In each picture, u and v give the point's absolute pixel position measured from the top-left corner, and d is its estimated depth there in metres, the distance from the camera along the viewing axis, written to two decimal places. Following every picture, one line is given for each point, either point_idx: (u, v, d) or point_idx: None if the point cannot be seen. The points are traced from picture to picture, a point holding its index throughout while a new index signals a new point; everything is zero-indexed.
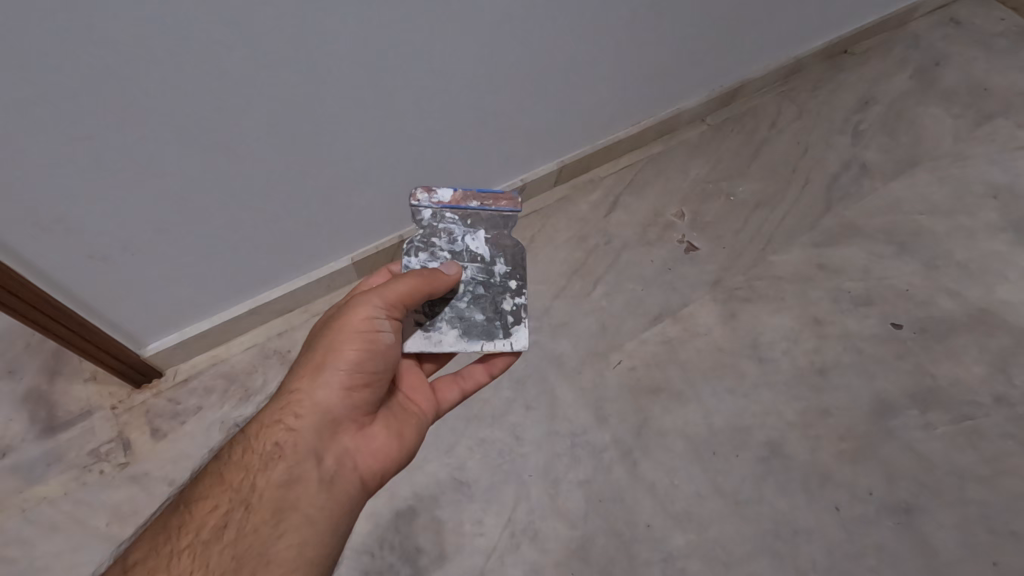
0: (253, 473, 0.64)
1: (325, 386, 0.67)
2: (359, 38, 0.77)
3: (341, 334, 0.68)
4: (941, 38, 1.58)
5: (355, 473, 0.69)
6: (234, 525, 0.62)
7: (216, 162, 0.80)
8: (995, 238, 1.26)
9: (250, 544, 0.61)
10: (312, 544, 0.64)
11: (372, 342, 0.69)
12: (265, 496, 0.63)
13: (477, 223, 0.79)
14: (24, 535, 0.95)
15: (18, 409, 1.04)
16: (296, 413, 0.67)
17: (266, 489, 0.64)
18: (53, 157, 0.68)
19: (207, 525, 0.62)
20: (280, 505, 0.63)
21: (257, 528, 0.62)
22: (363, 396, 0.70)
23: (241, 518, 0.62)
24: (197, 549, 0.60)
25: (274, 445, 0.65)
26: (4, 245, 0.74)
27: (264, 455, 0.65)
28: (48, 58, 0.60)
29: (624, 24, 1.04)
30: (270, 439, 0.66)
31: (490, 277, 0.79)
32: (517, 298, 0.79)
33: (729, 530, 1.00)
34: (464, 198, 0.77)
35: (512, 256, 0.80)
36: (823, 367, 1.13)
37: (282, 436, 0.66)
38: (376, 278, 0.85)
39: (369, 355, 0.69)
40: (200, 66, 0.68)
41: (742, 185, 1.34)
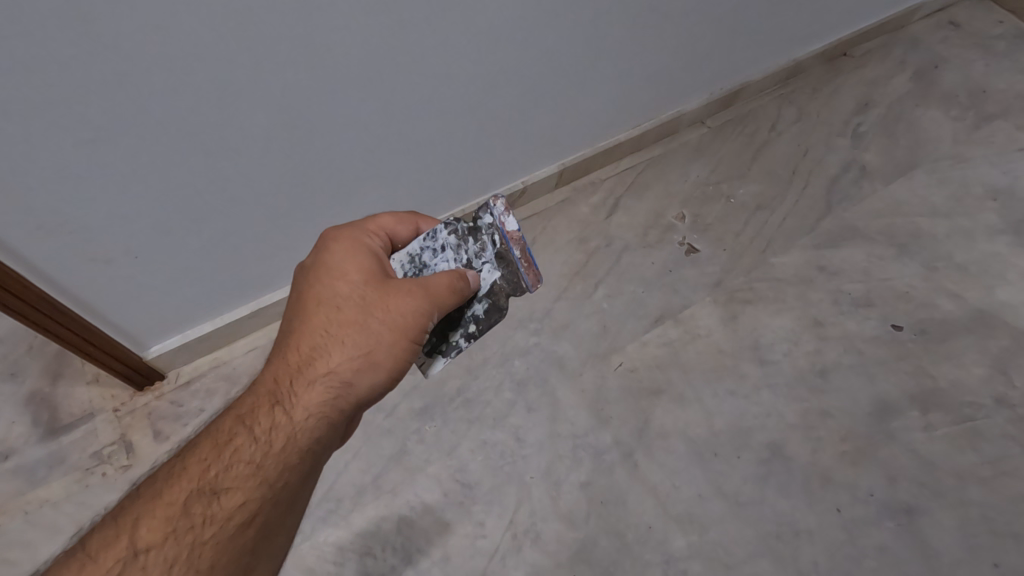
0: (288, 468, 0.60)
1: (375, 385, 0.64)
2: (362, 41, 0.77)
3: (402, 337, 0.64)
4: (940, 40, 1.58)
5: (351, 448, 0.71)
6: (263, 518, 0.59)
7: (219, 165, 0.80)
8: (994, 240, 1.26)
9: (273, 528, 0.60)
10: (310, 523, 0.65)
11: (422, 341, 0.66)
12: (292, 483, 0.61)
13: (503, 262, 0.71)
14: (26, 537, 0.95)
15: (21, 411, 1.04)
16: (340, 403, 0.63)
17: (297, 483, 0.61)
18: (59, 159, 0.68)
19: (234, 518, 0.58)
20: (304, 495, 0.62)
21: (281, 519, 0.61)
22: None
23: (270, 512, 0.60)
24: (223, 542, 0.57)
25: (312, 440, 0.61)
26: (7, 247, 0.74)
27: (300, 447, 0.61)
28: (55, 61, 0.60)
29: (624, 27, 1.04)
30: (307, 432, 0.61)
31: (463, 306, 0.71)
32: (462, 339, 0.71)
33: (730, 531, 1.00)
34: (517, 241, 0.69)
35: (496, 315, 0.70)
36: (823, 368, 1.14)
37: (326, 432, 0.62)
38: (395, 221, 0.74)
39: (415, 354, 0.66)
40: (204, 68, 0.68)
41: (743, 187, 1.35)
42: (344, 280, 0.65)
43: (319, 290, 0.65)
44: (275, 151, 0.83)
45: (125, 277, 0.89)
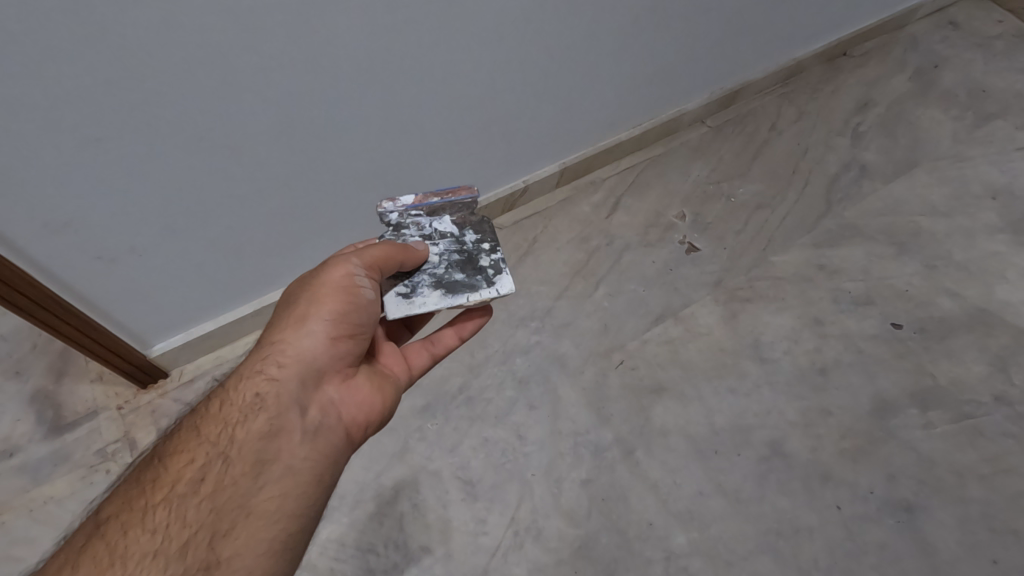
0: (231, 425, 0.62)
1: (308, 335, 0.65)
2: (365, 40, 0.78)
3: (323, 285, 0.66)
4: (939, 40, 1.59)
5: (341, 422, 0.67)
6: (213, 477, 0.60)
7: (223, 163, 0.81)
8: (994, 238, 1.27)
9: (228, 496, 0.59)
10: (297, 498, 0.61)
11: (355, 292, 0.67)
12: (244, 449, 0.61)
13: (441, 210, 0.79)
14: (30, 534, 0.95)
15: (25, 409, 1.05)
16: (279, 363, 0.64)
17: (245, 441, 0.61)
18: (64, 158, 0.69)
19: (183, 479, 0.60)
20: (260, 458, 0.61)
21: (236, 482, 0.59)
22: (348, 347, 0.68)
23: (218, 470, 0.60)
24: (173, 503, 0.58)
25: (253, 396, 0.63)
26: (13, 245, 0.75)
27: (243, 407, 0.63)
28: (61, 61, 0.61)
29: (625, 27, 1.05)
30: (248, 392, 0.64)
31: (462, 245, 0.78)
32: (493, 254, 0.77)
33: (731, 528, 1.01)
34: (425, 195, 0.78)
35: (479, 225, 0.80)
36: (823, 367, 1.14)
37: (263, 387, 0.63)
38: None
39: (353, 306, 0.67)
40: (208, 67, 0.69)
41: (743, 186, 1.35)
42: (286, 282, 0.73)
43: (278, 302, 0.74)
44: (278, 150, 0.84)
45: (129, 275, 0.89)
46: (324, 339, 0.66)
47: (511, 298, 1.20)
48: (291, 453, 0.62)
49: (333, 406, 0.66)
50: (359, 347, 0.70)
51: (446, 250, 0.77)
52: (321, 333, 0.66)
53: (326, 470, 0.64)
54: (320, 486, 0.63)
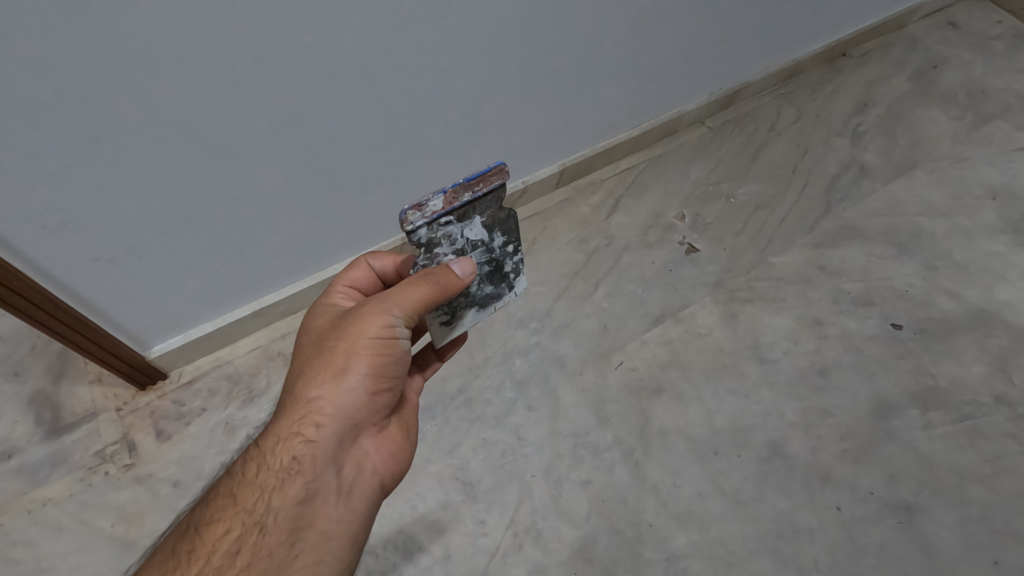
0: (269, 493, 0.63)
1: (346, 394, 0.65)
2: (364, 40, 0.78)
3: (359, 345, 0.65)
4: (938, 41, 1.59)
5: (375, 474, 0.69)
6: (250, 548, 0.62)
7: (222, 165, 0.81)
8: (994, 239, 1.27)
9: (267, 566, 0.61)
10: (332, 559, 0.63)
11: (390, 349, 0.66)
12: (280, 516, 0.63)
13: (472, 212, 0.64)
14: (29, 536, 0.95)
15: (24, 411, 1.05)
16: (316, 424, 0.64)
17: (283, 508, 0.63)
18: (61, 158, 0.69)
19: (220, 550, 0.62)
20: (297, 523, 0.63)
21: (273, 551, 0.61)
22: (382, 399, 0.68)
23: (256, 541, 0.62)
24: (211, 575, 0.60)
25: (291, 461, 0.63)
26: (12, 246, 0.75)
27: (279, 473, 0.64)
28: (58, 59, 0.61)
29: (625, 29, 1.05)
30: (285, 455, 0.64)
31: (492, 252, 0.69)
32: (518, 256, 0.72)
33: (731, 530, 1.00)
34: (455, 195, 0.61)
35: (508, 223, 0.68)
36: (823, 367, 1.14)
37: (301, 450, 0.63)
38: (354, 274, 0.79)
39: (388, 362, 0.66)
40: (207, 67, 0.69)
41: (742, 187, 1.35)
42: (308, 330, 0.71)
43: (297, 344, 0.71)
44: (278, 150, 0.84)
45: (127, 276, 0.89)
46: (360, 397, 0.66)
47: (510, 299, 1.20)
48: (328, 515, 0.64)
49: (366, 460, 0.68)
50: (391, 398, 0.70)
51: (474, 263, 0.69)
52: (357, 391, 0.65)
53: (360, 527, 0.66)
54: (354, 543, 0.65)
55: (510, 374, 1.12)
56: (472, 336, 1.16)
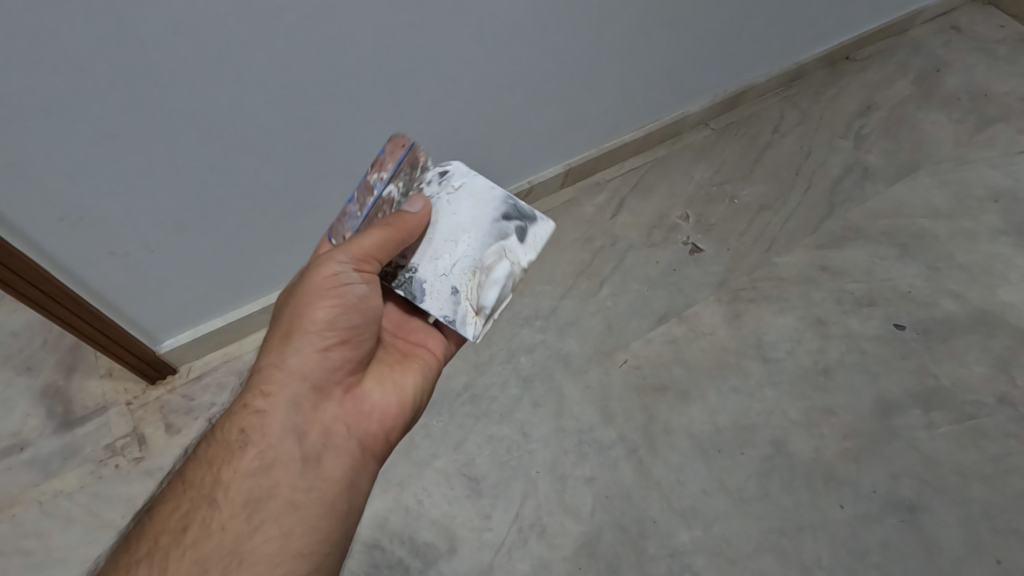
0: (218, 467, 0.59)
1: (296, 353, 0.62)
2: (375, 39, 0.79)
3: (306, 297, 0.64)
4: (941, 45, 1.60)
5: (346, 442, 0.64)
6: (197, 524, 0.57)
7: (236, 161, 0.82)
8: (996, 241, 1.27)
9: (218, 541, 0.56)
10: (299, 532, 0.58)
11: (341, 296, 0.64)
12: (235, 489, 0.58)
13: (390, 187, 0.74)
14: (41, 528, 0.96)
15: (36, 404, 1.06)
16: (264, 392, 0.62)
17: (235, 481, 0.58)
18: (80, 154, 0.70)
19: (167, 530, 0.57)
20: (253, 496, 0.58)
21: (225, 526, 0.56)
22: (337, 354, 0.65)
23: (204, 516, 0.57)
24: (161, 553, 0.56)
25: (240, 433, 0.60)
26: (29, 240, 0.76)
27: (232, 446, 0.60)
28: (79, 57, 0.62)
29: (630, 31, 1.06)
30: (235, 428, 0.61)
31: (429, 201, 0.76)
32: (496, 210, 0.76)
33: (734, 526, 1.01)
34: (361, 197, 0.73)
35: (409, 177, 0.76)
36: (826, 367, 1.15)
37: (249, 421, 0.61)
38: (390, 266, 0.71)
39: (340, 311, 0.64)
40: (223, 65, 0.70)
41: (747, 188, 1.36)
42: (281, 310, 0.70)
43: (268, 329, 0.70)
44: (292, 148, 0.86)
45: (140, 271, 0.90)
46: (314, 356, 0.63)
47: (516, 298, 1.21)
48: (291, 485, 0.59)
49: (335, 429, 0.63)
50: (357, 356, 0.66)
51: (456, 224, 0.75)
52: (310, 348, 0.63)
53: (335, 499, 0.61)
54: (328, 517, 0.60)
55: (516, 372, 1.13)
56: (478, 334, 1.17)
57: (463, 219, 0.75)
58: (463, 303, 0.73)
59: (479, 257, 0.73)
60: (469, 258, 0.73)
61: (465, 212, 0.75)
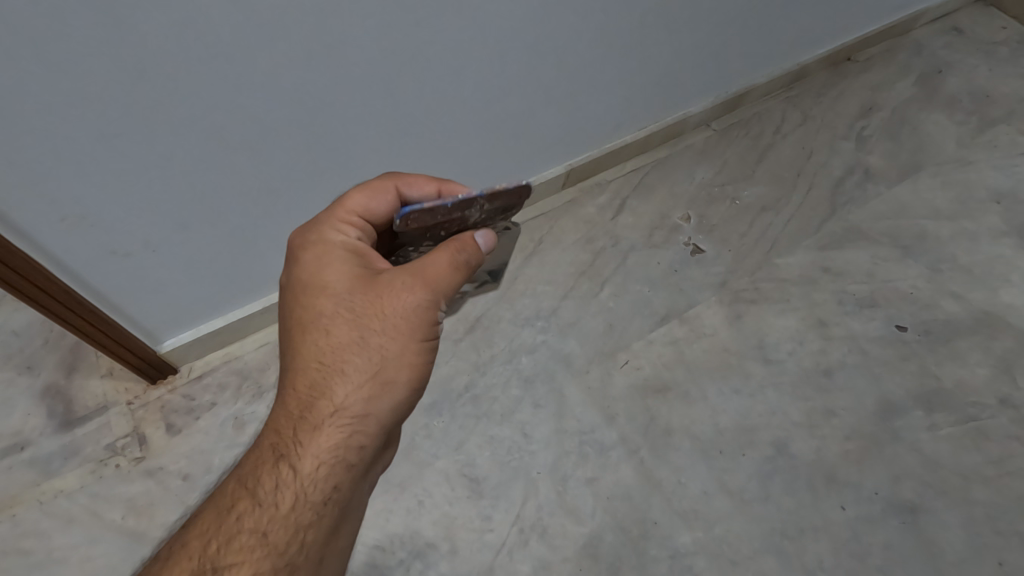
0: (303, 523, 0.58)
1: (390, 395, 0.60)
2: (376, 40, 0.79)
3: (414, 346, 0.60)
4: (943, 46, 1.60)
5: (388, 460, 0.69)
6: (281, 554, 0.58)
7: (238, 161, 0.82)
8: (998, 242, 1.27)
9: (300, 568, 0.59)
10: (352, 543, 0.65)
11: (430, 341, 0.62)
12: (315, 520, 0.59)
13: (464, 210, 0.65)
14: (41, 528, 0.96)
15: (37, 404, 1.06)
16: (356, 428, 0.59)
17: (316, 533, 0.59)
18: (83, 154, 0.70)
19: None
20: (325, 544, 0.60)
21: (305, 552, 0.59)
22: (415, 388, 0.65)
23: (285, 575, 0.58)
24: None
25: (327, 468, 0.59)
26: (31, 239, 0.76)
27: (315, 477, 0.59)
28: (81, 58, 0.62)
29: (632, 31, 1.06)
30: (318, 460, 0.58)
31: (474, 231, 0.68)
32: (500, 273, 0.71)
33: (736, 528, 1.01)
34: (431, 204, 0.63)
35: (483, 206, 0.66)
36: (828, 368, 1.15)
37: (337, 457, 0.59)
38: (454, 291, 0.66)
39: (429, 355, 0.62)
40: (226, 66, 0.70)
41: (748, 189, 1.36)
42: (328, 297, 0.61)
43: (306, 315, 0.61)
44: (293, 148, 0.86)
45: (142, 271, 0.91)
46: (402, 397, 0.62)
47: (517, 299, 1.21)
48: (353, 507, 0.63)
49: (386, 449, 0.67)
50: None
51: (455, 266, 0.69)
52: (403, 390, 0.61)
53: (360, 521, 0.68)
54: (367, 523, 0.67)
55: (517, 373, 1.13)
56: (478, 334, 1.17)
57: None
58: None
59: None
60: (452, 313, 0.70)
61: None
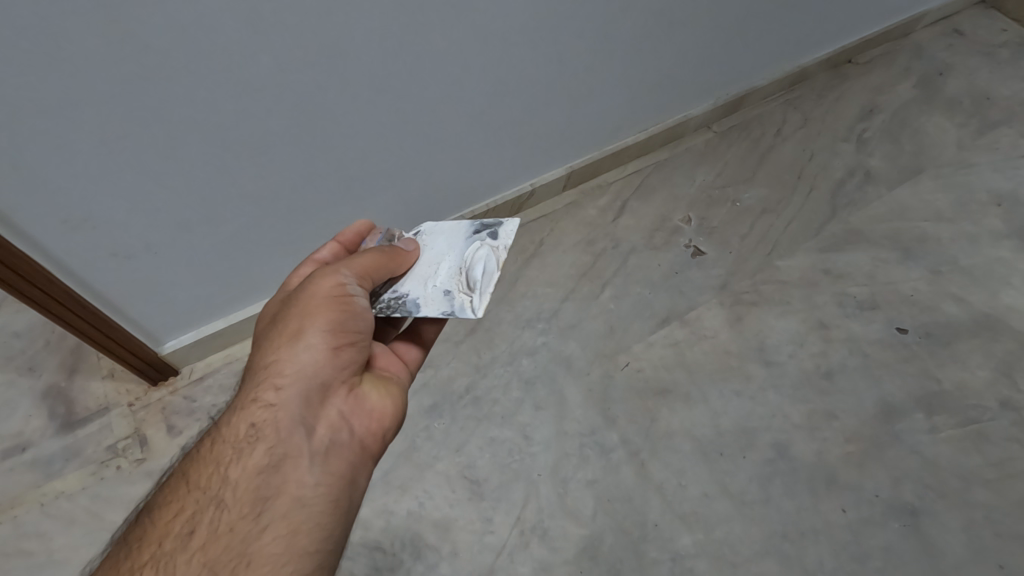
0: (226, 466, 0.58)
1: (306, 348, 0.62)
2: (379, 42, 0.79)
3: (314, 300, 0.64)
4: (943, 48, 1.60)
5: (353, 437, 0.62)
6: (206, 527, 0.55)
7: (239, 163, 0.83)
8: (999, 244, 1.27)
9: (226, 543, 0.54)
10: (307, 529, 0.56)
11: (348, 303, 0.65)
12: (241, 488, 0.56)
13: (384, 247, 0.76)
14: (42, 529, 0.96)
15: (38, 405, 1.06)
16: (277, 385, 0.60)
17: (244, 479, 0.57)
18: (85, 155, 0.70)
19: (173, 534, 0.55)
20: (261, 493, 0.56)
21: (233, 527, 0.55)
22: (350, 351, 0.65)
23: (212, 519, 0.55)
24: (163, 561, 0.53)
25: (250, 428, 0.59)
26: (33, 241, 0.77)
27: (241, 441, 0.58)
28: (84, 61, 0.62)
29: (633, 33, 1.07)
30: (243, 424, 0.59)
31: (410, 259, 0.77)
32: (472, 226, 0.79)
33: (736, 530, 1.01)
34: None
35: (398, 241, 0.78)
36: (829, 370, 1.15)
37: (258, 415, 0.59)
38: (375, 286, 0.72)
39: (346, 314, 0.64)
40: (228, 69, 0.71)
41: (748, 191, 1.36)
42: (264, 318, 0.69)
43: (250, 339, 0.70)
44: (294, 150, 0.86)
45: (144, 273, 0.91)
46: (324, 350, 0.62)
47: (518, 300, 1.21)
48: (299, 481, 0.57)
49: (343, 422, 0.62)
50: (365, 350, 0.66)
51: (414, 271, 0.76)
52: (319, 342, 0.62)
53: (340, 493, 0.60)
54: (335, 511, 0.58)
55: (518, 375, 1.13)
56: (479, 336, 1.17)
57: (439, 250, 0.77)
58: (460, 298, 0.72)
59: (460, 264, 0.75)
60: (453, 264, 0.76)
61: (438, 244, 0.78)
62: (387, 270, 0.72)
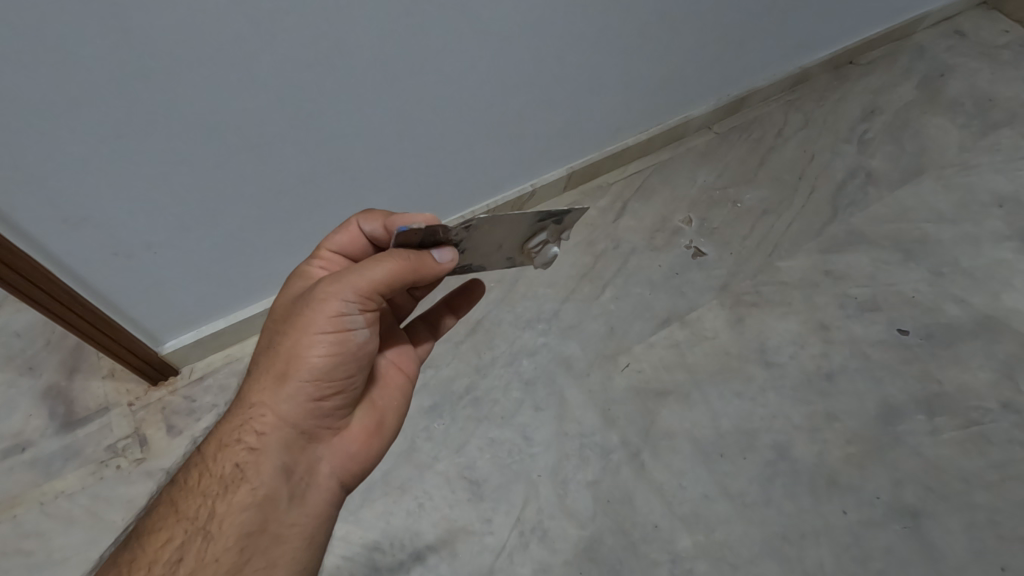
0: (211, 500, 0.59)
1: (291, 396, 0.61)
2: (380, 43, 0.79)
3: (305, 337, 0.60)
4: (945, 49, 1.60)
5: (332, 476, 0.65)
6: (192, 556, 0.57)
7: (239, 164, 0.83)
8: (1001, 246, 1.27)
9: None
10: (288, 563, 0.60)
11: (341, 344, 0.61)
12: (226, 524, 0.58)
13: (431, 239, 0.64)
14: (42, 528, 0.96)
15: (38, 404, 1.06)
16: (259, 430, 0.61)
17: (228, 517, 0.58)
18: (84, 155, 0.70)
19: (160, 560, 0.57)
20: (245, 531, 0.58)
21: (218, 559, 0.57)
22: (334, 395, 0.64)
23: (197, 550, 0.57)
24: None
25: (233, 468, 0.60)
26: (34, 241, 0.77)
27: (225, 479, 0.60)
28: (84, 62, 0.63)
29: (634, 35, 1.07)
30: (227, 461, 0.61)
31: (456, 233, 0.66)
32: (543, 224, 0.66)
33: (736, 532, 1.00)
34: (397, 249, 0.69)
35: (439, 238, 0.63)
36: (830, 371, 1.14)
37: (242, 458, 0.60)
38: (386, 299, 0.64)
39: (338, 358, 0.61)
40: (228, 69, 0.71)
41: (750, 192, 1.36)
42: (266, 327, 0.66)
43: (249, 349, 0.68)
44: (294, 150, 0.86)
45: (144, 273, 0.91)
46: (308, 399, 0.61)
47: (518, 301, 1.21)
48: (280, 519, 0.60)
49: (321, 463, 0.64)
50: (354, 391, 0.66)
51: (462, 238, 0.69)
52: (305, 392, 0.61)
53: (319, 530, 0.63)
54: (312, 544, 0.62)
55: (518, 375, 1.13)
56: (479, 337, 1.17)
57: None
58: None
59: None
60: None
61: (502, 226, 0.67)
62: (410, 284, 0.63)
